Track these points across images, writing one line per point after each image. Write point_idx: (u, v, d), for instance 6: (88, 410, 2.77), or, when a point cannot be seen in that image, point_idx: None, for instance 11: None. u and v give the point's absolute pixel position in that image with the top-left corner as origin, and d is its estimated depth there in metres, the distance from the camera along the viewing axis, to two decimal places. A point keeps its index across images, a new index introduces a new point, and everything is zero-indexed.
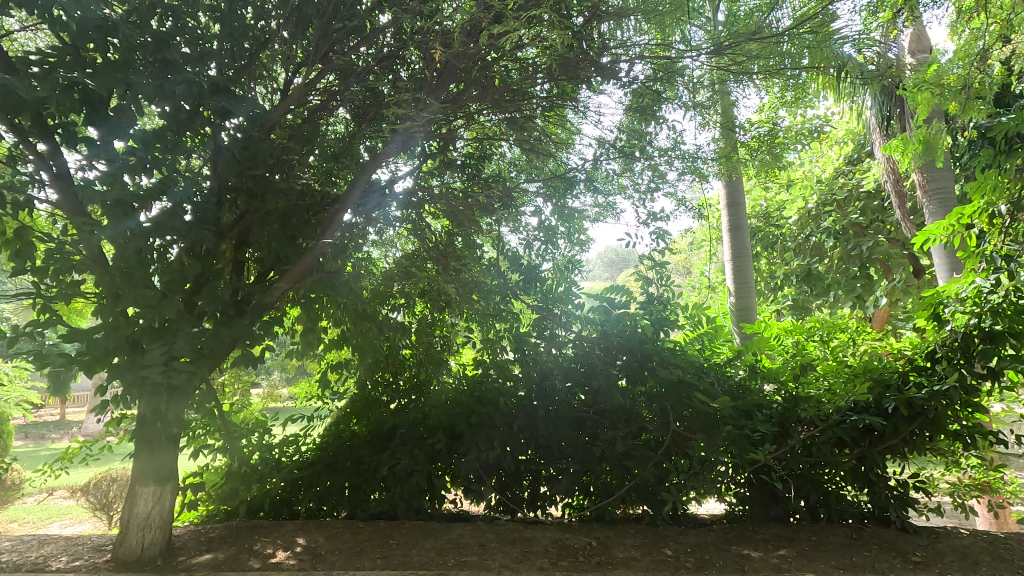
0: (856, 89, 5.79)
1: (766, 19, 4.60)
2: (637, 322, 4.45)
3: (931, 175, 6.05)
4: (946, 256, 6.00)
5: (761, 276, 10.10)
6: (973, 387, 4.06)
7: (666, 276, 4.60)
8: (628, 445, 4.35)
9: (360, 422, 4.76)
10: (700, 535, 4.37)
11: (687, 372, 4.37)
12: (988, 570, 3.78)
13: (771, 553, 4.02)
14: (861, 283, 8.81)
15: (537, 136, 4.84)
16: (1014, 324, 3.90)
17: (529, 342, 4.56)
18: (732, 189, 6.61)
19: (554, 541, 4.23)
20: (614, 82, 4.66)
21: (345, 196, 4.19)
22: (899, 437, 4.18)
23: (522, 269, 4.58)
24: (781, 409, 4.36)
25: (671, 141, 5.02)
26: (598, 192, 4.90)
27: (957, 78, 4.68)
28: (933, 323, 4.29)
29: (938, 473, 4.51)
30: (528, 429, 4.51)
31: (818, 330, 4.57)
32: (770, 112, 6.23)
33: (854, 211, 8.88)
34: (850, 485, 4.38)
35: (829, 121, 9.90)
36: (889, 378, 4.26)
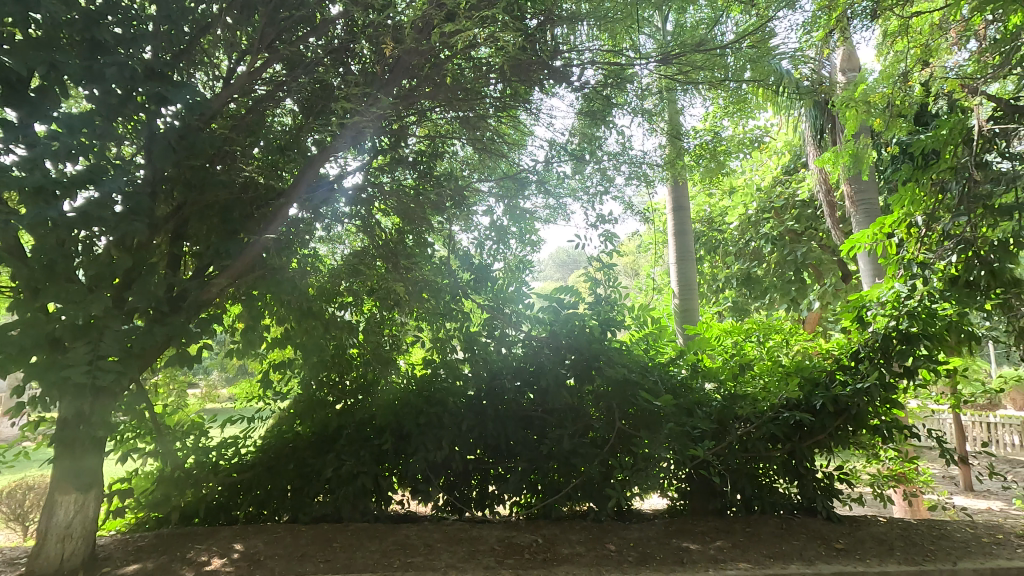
0: (792, 102, 6.15)
1: (712, 32, 4.81)
2: (585, 322, 4.51)
3: (858, 187, 6.45)
4: (870, 262, 6.39)
5: (704, 278, 10.51)
6: (892, 385, 4.36)
7: (613, 277, 4.70)
8: (574, 443, 4.43)
9: (304, 423, 4.62)
10: (642, 529, 4.50)
11: (633, 372, 4.49)
12: (901, 555, 4.08)
13: (708, 545, 4.19)
14: (796, 287, 9.32)
15: (490, 135, 4.93)
16: (927, 326, 4.25)
17: (478, 342, 4.56)
18: (678, 194, 6.85)
19: (501, 539, 4.25)
20: (566, 86, 4.74)
21: (290, 189, 4.05)
22: (826, 432, 4.45)
23: (473, 268, 4.55)
24: (720, 407, 4.53)
25: (621, 146, 5.15)
26: (550, 194, 4.91)
27: (881, 96, 5.12)
28: (857, 325, 4.61)
29: (861, 465, 4.82)
30: (477, 428, 4.53)
31: (756, 332, 4.79)
32: (714, 121, 6.48)
33: (790, 219, 9.35)
34: (782, 477, 4.64)
35: (769, 132, 10.40)
36: (817, 376, 4.54)
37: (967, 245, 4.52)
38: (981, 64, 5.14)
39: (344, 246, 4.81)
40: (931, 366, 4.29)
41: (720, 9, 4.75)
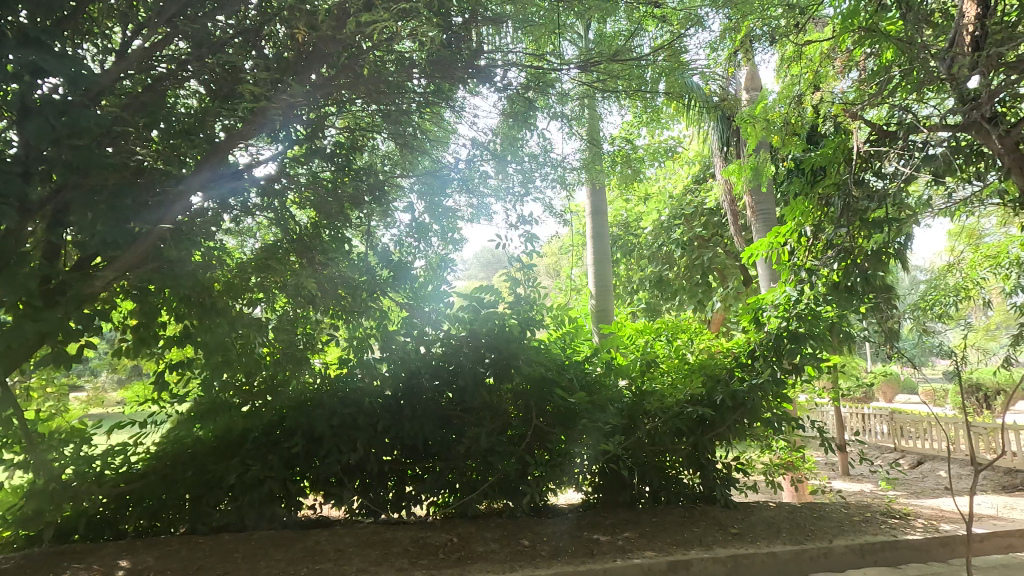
0: (701, 115, 6.58)
1: (629, 43, 5.01)
2: (505, 321, 4.56)
3: (757, 198, 6.98)
4: (767, 268, 6.92)
5: (619, 280, 10.97)
6: (783, 381, 4.74)
7: (534, 278, 4.73)
8: (491, 441, 4.47)
9: (204, 427, 4.30)
10: (555, 524, 4.62)
11: (550, 369, 4.61)
12: (786, 536, 4.47)
13: (617, 536, 4.38)
14: (702, 289, 9.94)
15: (413, 133, 4.77)
16: (812, 327, 4.69)
17: (397, 341, 4.45)
18: (596, 198, 7.11)
19: (414, 540, 4.20)
20: (489, 86, 4.74)
21: (191, 176, 3.76)
22: (725, 425, 4.75)
23: (393, 266, 4.48)
24: (631, 402, 4.75)
25: (541, 149, 5.27)
26: (472, 193, 4.84)
27: (779, 115, 5.86)
28: (754, 326, 4.98)
29: (755, 455, 5.22)
30: (393, 428, 4.45)
31: (664, 331, 4.99)
32: (631, 131, 6.79)
33: (698, 224, 9.87)
34: (685, 469, 4.92)
35: (682, 142, 11.03)
36: (719, 373, 4.80)
37: (846, 254, 5.19)
38: (862, 92, 5.76)
39: (256, 239, 4.55)
40: (814, 363, 4.72)
41: (638, 23, 5.00)
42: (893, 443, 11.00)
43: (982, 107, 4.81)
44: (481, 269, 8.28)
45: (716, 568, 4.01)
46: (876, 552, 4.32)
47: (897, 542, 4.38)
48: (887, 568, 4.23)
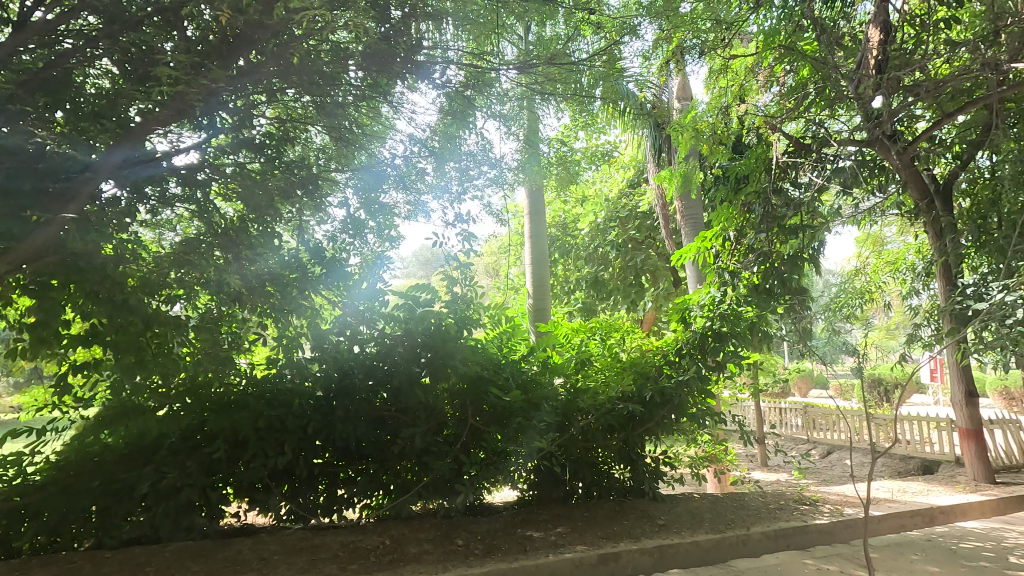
0: (636, 121, 6.81)
1: (567, 48, 5.11)
2: (442, 320, 4.48)
3: (688, 203, 7.28)
4: (695, 270, 7.23)
5: (557, 280, 11.14)
6: (708, 378, 4.99)
7: (471, 277, 4.66)
8: (426, 441, 4.43)
9: (114, 433, 4.01)
10: (490, 522, 4.64)
11: (486, 368, 4.61)
12: (708, 525, 4.70)
13: (550, 532, 4.45)
14: (636, 290, 10.27)
15: (348, 126, 4.58)
16: (734, 325, 4.95)
17: (329, 340, 4.31)
18: (534, 199, 7.21)
19: (345, 544, 4.09)
20: (428, 83, 4.71)
21: (100, 163, 3.46)
22: (654, 420, 4.93)
23: (326, 262, 4.26)
24: (566, 400, 4.83)
25: (480, 148, 5.21)
26: (409, 190, 4.78)
27: (707, 125, 6.15)
28: (681, 325, 5.20)
29: (682, 449, 5.44)
30: (324, 429, 4.31)
31: (599, 331, 5.10)
32: (568, 136, 6.93)
33: (632, 228, 10.22)
34: (617, 464, 5.08)
35: (618, 147, 11.36)
36: (648, 370, 4.97)
37: (765, 257, 5.56)
38: (781, 106, 6.13)
39: (176, 232, 4.26)
40: (736, 361, 5.00)
41: (574, 28, 5.12)
42: (806, 434, 11.79)
43: (883, 124, 5.31)
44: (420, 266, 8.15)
45: (643, 559, 4.15)
46: (788, 536, 4.63)
47: (807, 527, 4.71)
48: (798, 551, 4.54)
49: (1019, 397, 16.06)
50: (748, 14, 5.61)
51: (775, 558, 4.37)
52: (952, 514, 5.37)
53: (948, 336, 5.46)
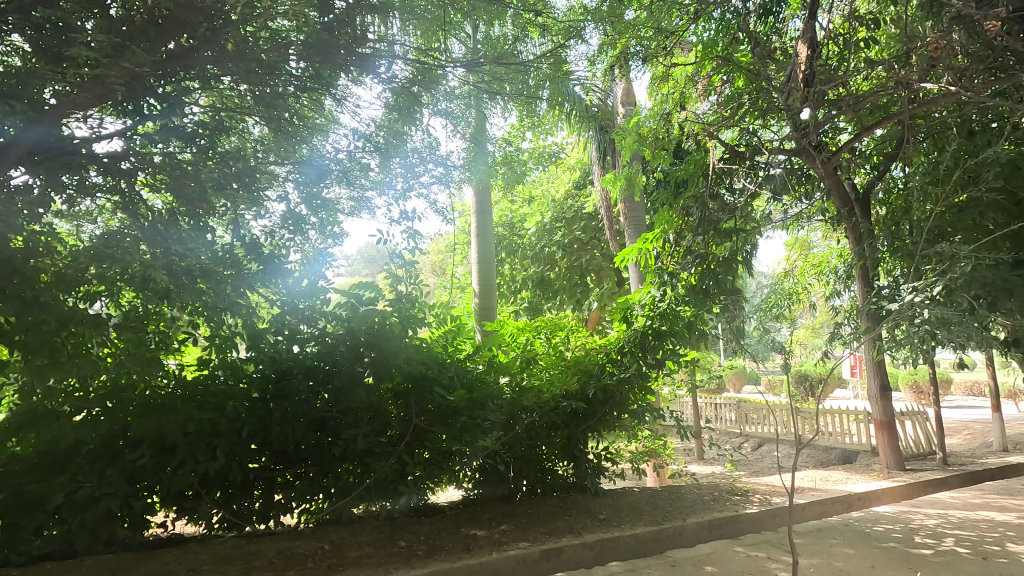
0: (582, 124, 6.92)
1: (514, 48, 5.16)
2: (387, 318, 4.35)
3: (631, 205, 7.47)
4: (637, 271, 7.43)
5: (503, 280, 11.19)
6: (648, 375, 5.13)
7: (415, 275, 4.55)
8: (369, 442, 4.34)
9: (24, 441, 3.71)
10: (433, 522, 4.60)
11: (431, 368, 4.55)
12: (647, 517, 4.86)
13: (493, 530, 4.47)
14: (580, 290, 10.45)
15: (289, 117, 4.41)
16: (672, 324, 5.17)
17: (267, 340, 4.16)
18: (480, 197, 7.20)
19: (281, 551, 3.96)
20: (373, 77, 4.59)
21: (9, 151, 3.29)
22: (596, 417, 5.06)
23: (263, 258, 4.05)
24: (510, 399, 4.85)
25: (427, 144, 5.11)
26: (353, 185, 4.70)
27: (649, 130, 6.50)
28: (624, 324, 5.32)
29: (623, 445, 5.59)
30: (260, 432, 4.14)
31: (544, 329, 5.15)
32: (515, 136, 6.97)
33: (577, 228, 10.41)
34: (560, 460, 5.16)
35: (565, 149, 11.50)
36: (591, 368, 5.07)
37: (702, 259, 5.79)
38: (719, 115, 6.43)
39: (97, 225, 3.93)
40: (674, 358, 5.19)
41: (520, 30, 5.19)
42: (739, 428, 12.37)
43: (809, 135, 5.69)
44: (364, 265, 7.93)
45: (585, 553, 4.24)
46: (721, 526, 4.84)
47: (738, 516, 4.95)
48: (729, 539, 4.76)
49: (926, 390, 17.48)
50: (689, 24, 5.84)
51: (708, 547, 4.56)
52: (867, 500, 5.78)
53: (866, 334, 5.87)
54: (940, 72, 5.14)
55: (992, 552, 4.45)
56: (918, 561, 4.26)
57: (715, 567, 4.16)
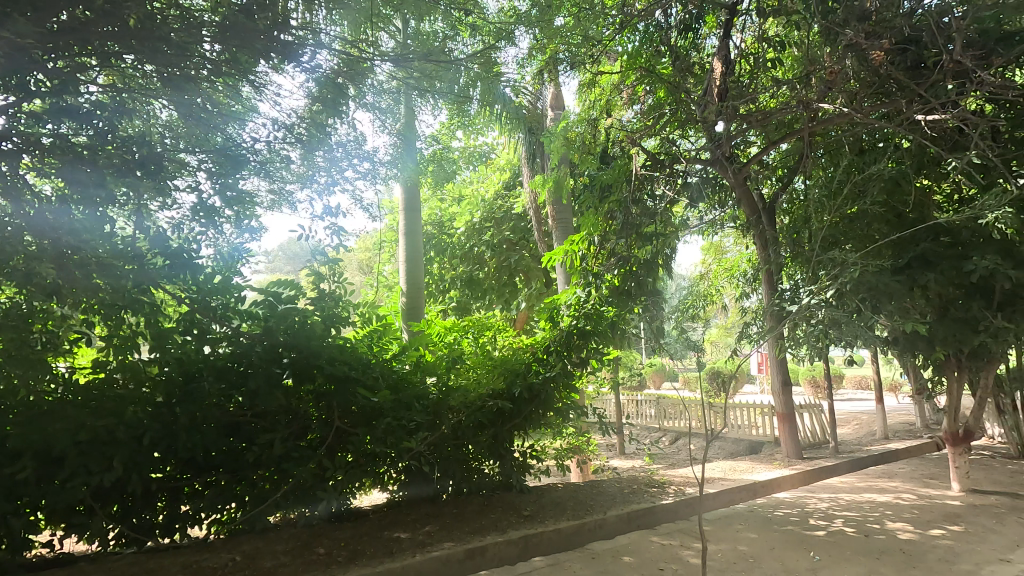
0: (513, 125, 6.98)
1: (444, 46, 5.10)
2: (307, 317, 4.20)
3: (559, 209, 7.57)
4: (564, 271, 7.57)
5: (432, 279, 11.08)
6: (572, 374, 5.27)
7: (340, 272, 4.43)
8: (287, 447, 4.15)
9: None
10: (355, 527, 4.48)
11: (354, 369, 4.40)
12: (570, 512, 4.99)
13: (417, 532, 4.42)
14: (509, 290, 10.54)
15: (201, 104, 4.14)
16: (597, 324, 5.33)
17: (173, 339, 3.88)
18: (409, 195, 7.08)
19: (187, 565, 3.71)
20: (294, 65, 4.36)
21: None
22: (522, 415, 5.12)
23: (170, 253, 3.77)
24: (436, 399, 4.80)
25: (353, 138, 4.96)
26: (271, 178, 4.53)
27: (576, 135, 6.71)
28: (550, 323, 5.44)
29: (548, 442, 5.69)
30: (164, 439, 3.84)
31: (471, 329, 5.16)
32: (445, 135, 6.96)
33: (506, 229, 10.49)
34: (486, 459, 5.13)
35: (495, 149, 11.54)
36: (518, 367, 5.12)
37: (625, 262, 6.04)
38: (642, 123, 6.72)
39: None
40: (597, 356, 5.36)
41: (451, 28, 5.15)
42: (658, 423, 12.95)
43: (722, 147, 6.12)
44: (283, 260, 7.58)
45: (509, 550, 4.29)
46: (639, 517, 5.06)
47: (655, 507, 5.19)
48: (646, 529, 4.99)
49: (822, 386, 19.12)
50: (615, 35, 6.09)
51: (627, 538, 4.75)
52: (770, 487, 6.24)
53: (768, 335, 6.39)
54: (835, 93, 5.64)
55: (873, 530, 4.94)
56: (811, 541, 4.64)
57: (632, 557, 4.33)
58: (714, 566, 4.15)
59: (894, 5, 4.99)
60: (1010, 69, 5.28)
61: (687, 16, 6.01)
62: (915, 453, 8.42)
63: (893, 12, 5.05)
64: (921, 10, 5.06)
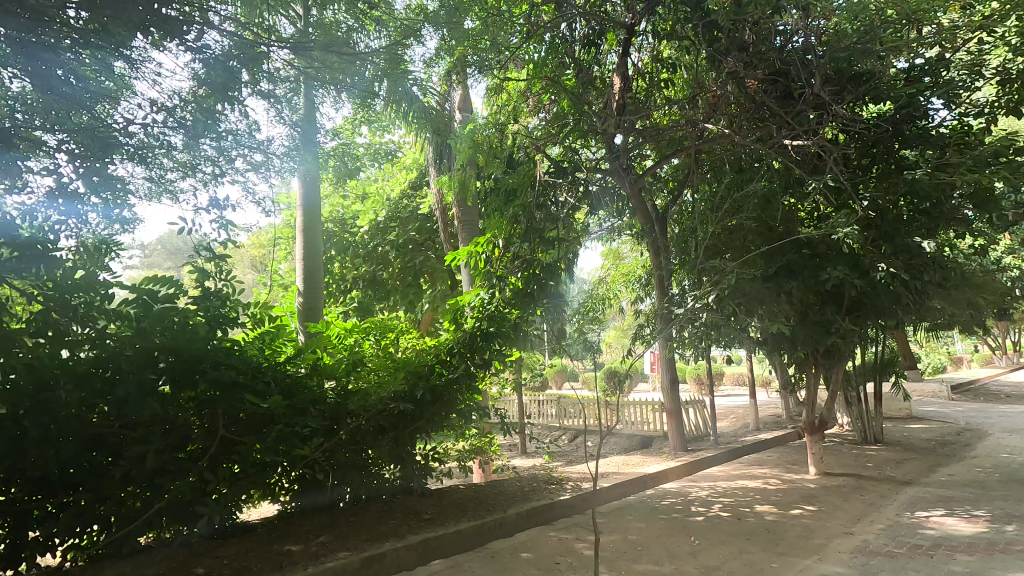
0: (421, 126, 6.87)
1: (348, 38, 4.93)
2: (188, 318, 3.89)
3: (465, 210, 7.28)
4: (469, 274, 7.55)
5: (332, 278, 10.67)
6: (475, 375, 5.28)
7: (228, 269, 4.17)
8: (162, 459, 3.77)
9: None
10: (241, 542, 4.19)
11: (242, 374, 4.12)
12: (470, 513, 5.02)
13: (310, 543, 4.22)
14: (414, 291, 10.41)
15: (63, 76, 3.62)
16: (499, 326, 5.36)
17: (23, 343, 3.35)
18: (308, 190, 6.70)
19: None
20: (178, 43, 4.04)
21: None
22: (424, 418, 5.03)
23: (20, 244, 3.37)
24: (334, 403, 4.61)
25: (245, 128, 4.63)
26: (149, 165, 4.15)
27: (483, 138, 6.88)
28: (454, 325, 5.40)
29: (451, 444, 5.67)
30: (8, 457, 3.34)
31: (373, 331, 5.05)
32: (348, 130, 6.72)
33: (412, 229, 10.30)
34: (387, 465, 5.00)
35: (401, 148, 11.24)
36: (421, 369, 5.03)
37: (528, 265, 6.13)
38: (548, 132, 6.98)
39: None
40: (500, 358, 5.44)
41: (355, 19, 5.01)
42: (558, 422, 13.35)
43: (619, 158, 6.66)
44: (171, 243, 7.04)
45: (407, 555, 4.21)
46: (537, 514, 5.20)
47: (553, 504, 5.35)
48: (545, 525, 5.14)
49: (704, 382, 20.76)
50: (522, 43, 6.26)
51: (526, 535, 4.88)
52: (658, 478, 6.67)
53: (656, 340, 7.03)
54: (718, 116, 6.18)
55: (745, 513, 5.44)
56: (692, 526, 5.03)
57: (529, 553, 4.44)
58: (607, 555, 4.35)
59: (767, 39, 5.59)
60: (859, 105, 6.05)
61: (590, 31, 6.20)
62: (781, 442, 9.40)
63: (767, 47, 5.65)
64: (791, 46, 5.66)
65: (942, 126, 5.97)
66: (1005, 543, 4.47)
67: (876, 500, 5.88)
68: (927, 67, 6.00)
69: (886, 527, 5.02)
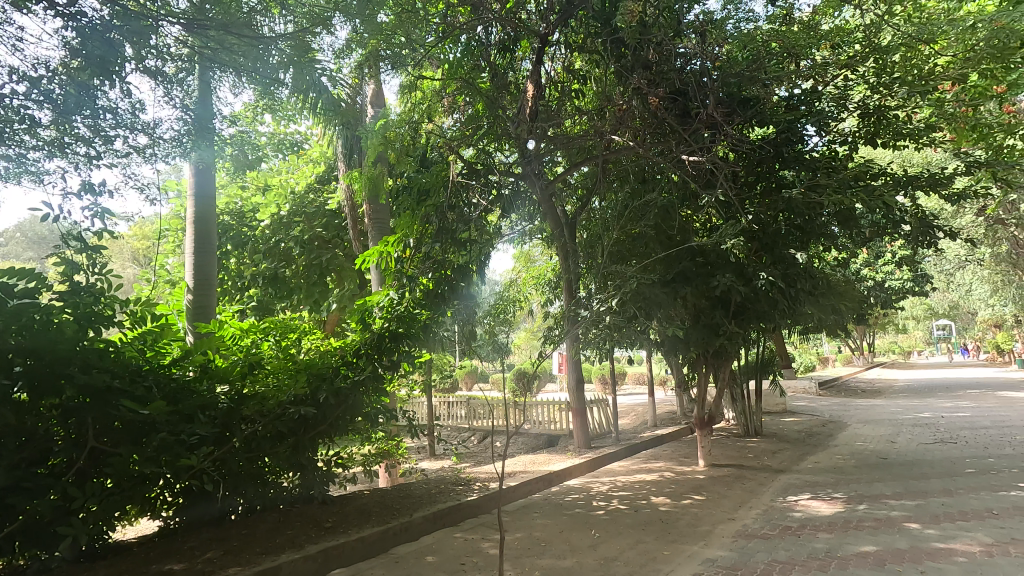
0: (330, 118, 6.60)
1: (250, 18, 4.65)
2: (51, 317, 3.44)
3: (376, 208, 7.09)
4: (378, 273, 7.38)
5: (228, 274, 10.14)
6: (383, 377, 5.12)
7: (104, 262, 3.78)
8: (16, 477, 3.32)
9: None
10: (114, 564, 3.79)
11: (118, 378, 3.73)
12: (375, 519, 4.89)
13: (196, 560, 3.91)
14: (319, 290, 10.02)
15: None
16: (408, 327, 5.25)
17: None
18: (202, 179, 6.18)
19: None
20: (46, 6, 3.63)
21: None
22: (327, 421, 4.82)
23: None
24: (225, 409, 4.29)
25: (128, 106, 4.20)
26: (5, 142, 3.64)
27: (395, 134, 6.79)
28: (360, 326, 5.18)
29: (356, 449, 5.49)
30: None
31: (273, 331, 4.74)
32: (247, 117, 6.27)
33: (319, 225, 9.83)
34: (285, 472, 4.74)
35: (308, 140, 10.73)
36: (324, 372, 4.79)
37: (440, 266, 6.26)
38: (463, 134, 7.14)
39: None
40: (409, 359, 5.32)
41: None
42: (467, 423, 13.36)
43: (531, 163, 6.87)
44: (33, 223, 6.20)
45: (306, 566, 4.02)
46: (444, 515, 5.18)
47: (460, 505, 5.36)
48: (451, 527, 5.13)
49: (608, 381, 21.65)
50: (437, 42, 6.25)
51: (431, 538, 4.84)
52: (563, 475, 6.88)
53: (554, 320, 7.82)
54: (625, 129, 6.62)
55: (641, 505, 5.77)
56: (594, 520, 5.25)
57: (434, 556, 4.41)
58: (511, 553, 4.43)
59: (670, 60, 5.88)
60: (747, 128, 6.62)
61: (506, 37, 6.39)
62: (675, 437, 10.06)
63: (668, 67, 5.93)
64: (689, 68, 6.01)
65: (815, 151, 6.69)
66: (857, 520, 5.09)
67: (755, 487, 6.46)
68: (802, 97, 6.71)
69: (762, 511, 5.53)
